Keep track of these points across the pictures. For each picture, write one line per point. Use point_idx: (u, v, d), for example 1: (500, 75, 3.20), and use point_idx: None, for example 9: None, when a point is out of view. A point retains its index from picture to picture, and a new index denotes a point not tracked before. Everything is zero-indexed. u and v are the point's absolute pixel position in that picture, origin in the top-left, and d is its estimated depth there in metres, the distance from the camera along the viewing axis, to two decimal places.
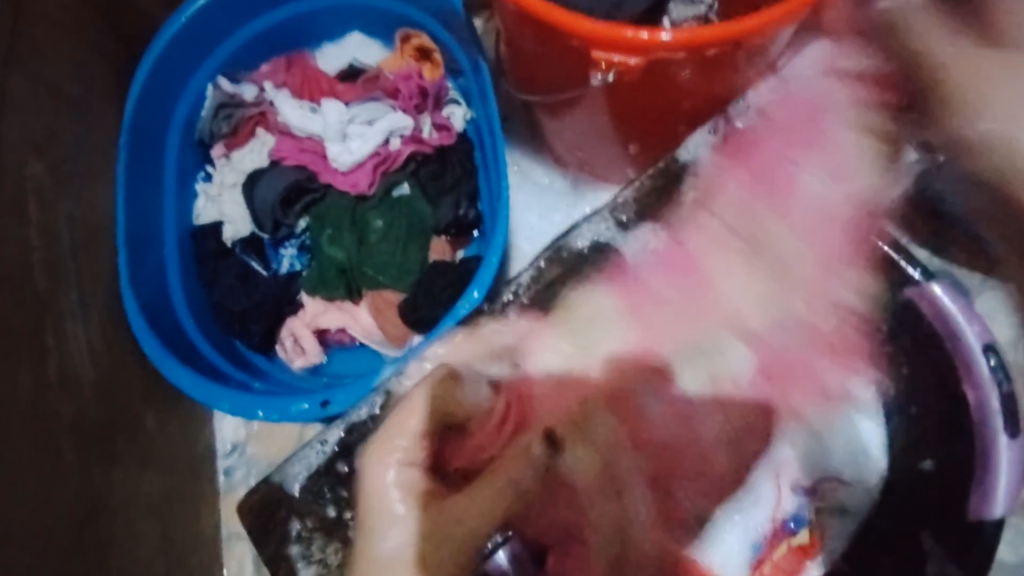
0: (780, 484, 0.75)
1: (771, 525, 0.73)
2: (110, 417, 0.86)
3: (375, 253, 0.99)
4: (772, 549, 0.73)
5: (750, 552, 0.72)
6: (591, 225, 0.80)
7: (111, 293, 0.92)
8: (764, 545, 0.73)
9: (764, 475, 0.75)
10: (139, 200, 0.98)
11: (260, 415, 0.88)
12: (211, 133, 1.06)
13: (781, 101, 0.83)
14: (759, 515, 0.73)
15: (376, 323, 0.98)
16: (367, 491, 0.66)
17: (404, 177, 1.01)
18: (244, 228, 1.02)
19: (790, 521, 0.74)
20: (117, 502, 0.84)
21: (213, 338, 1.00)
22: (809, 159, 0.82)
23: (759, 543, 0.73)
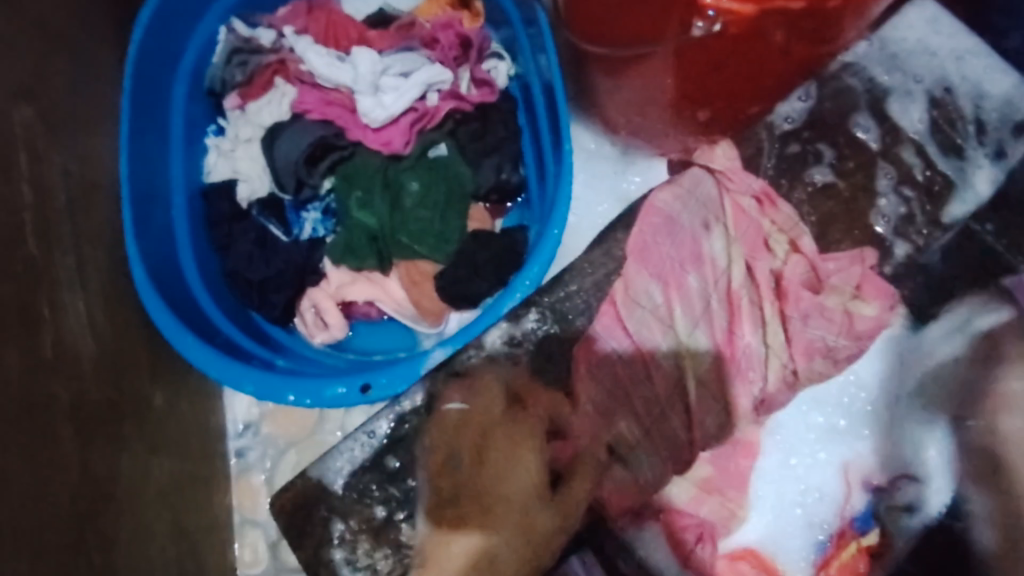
0: (850, 481, 0.77)
1: (837, 523, 0.76)
2: (114, 397, 0.76)
3: (410, 218, 0.89)
4: (839, 549, 0.75)
5: (813, 550, 0.76)
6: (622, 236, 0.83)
7: (115, 260, 0.81)
8: (830, 544, 0.75)
9: (835, 469, 0.78)
10: (144, 153, 0.88)
11: (291, 399, 0.81)
12: (222, 81, 0.94)
13: (886, 65, 0.83)
14: (828, 511, 0.77)
15: (411, 297, 0.90)
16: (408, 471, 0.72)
17: (441, 137, 0.91)
18: (261, 187, 0.91)
19: (858, 520, 0.75)
20: (125, 492, 0.75)
21: (227, 309, 0.91)
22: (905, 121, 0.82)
23: (825, 544, 0.76)
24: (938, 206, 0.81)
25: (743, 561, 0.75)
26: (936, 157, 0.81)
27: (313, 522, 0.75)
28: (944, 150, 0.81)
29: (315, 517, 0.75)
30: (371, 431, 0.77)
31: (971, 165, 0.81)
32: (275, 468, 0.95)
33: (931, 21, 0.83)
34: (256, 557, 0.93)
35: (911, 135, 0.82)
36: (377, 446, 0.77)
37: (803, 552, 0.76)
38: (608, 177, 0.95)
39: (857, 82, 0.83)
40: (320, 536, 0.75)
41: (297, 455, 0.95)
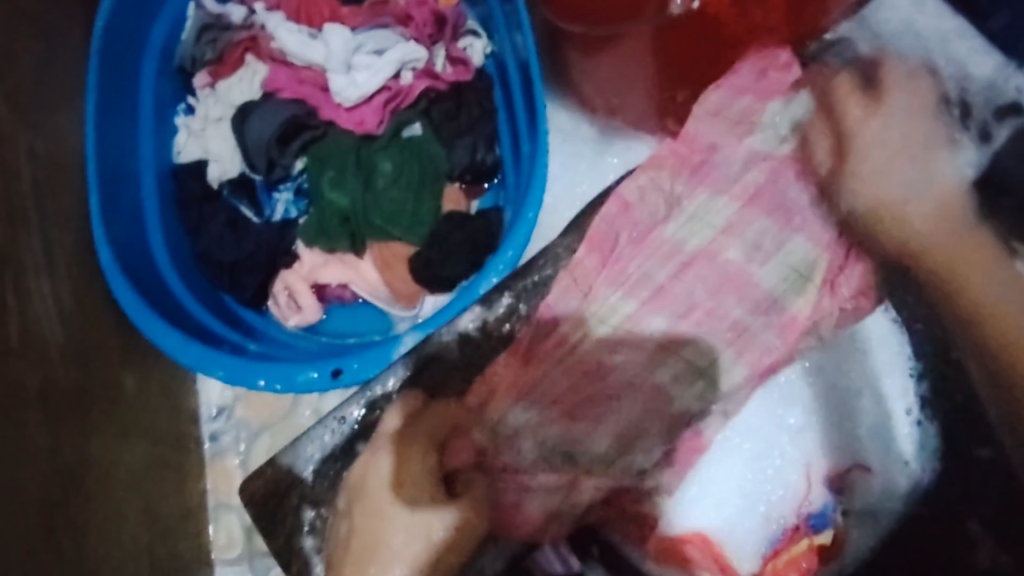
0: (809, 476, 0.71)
1: (793, 519, 0.69)
2: (85, 384, 0.76)
3: (383, 199, 0.88)
4: (791, 543, 0.68)
5: (764, 543, 0.70)
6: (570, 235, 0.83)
7: (82, 241, 0.80)
8: (783, 540, 0.69)
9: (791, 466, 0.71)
10: (112, 133, 0.86)
11: (262, 384, 0.80)
12: (193, 59, 0.92)
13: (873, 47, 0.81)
14: (786, 507, 0.70)
15: (384, 279, 0.88)
16: (359, 475, 0.73)
17: (416, 117, 0.89)
18: (232, 168, 0.90)
19: (814, 517, 0.68)
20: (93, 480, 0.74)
21: (197, 290, 0.89)
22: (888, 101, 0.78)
23: (779, 536, 0.69)
24: (918, 189, 0.74)
25: (691, 544, 0.69)
26: (917, 145, 0.75)
27: (284, 510, 0.74)
28: (928, 136, 0.75)
29: (285, 505, 0.74)
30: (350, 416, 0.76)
31: (958, 149, 0.73)
32: (249, 452, 0.94)
33: (904, 20, 0.80)
34: (231, 541, 0.92)
35: (885, 123, 0.78)
36: (348, 431, 0.76)
37: (754, 544, 0.70)
38: (586, 157, 0.93)
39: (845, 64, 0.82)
40: (290, 525, 0.74)
41: (271, 438, 0.93)
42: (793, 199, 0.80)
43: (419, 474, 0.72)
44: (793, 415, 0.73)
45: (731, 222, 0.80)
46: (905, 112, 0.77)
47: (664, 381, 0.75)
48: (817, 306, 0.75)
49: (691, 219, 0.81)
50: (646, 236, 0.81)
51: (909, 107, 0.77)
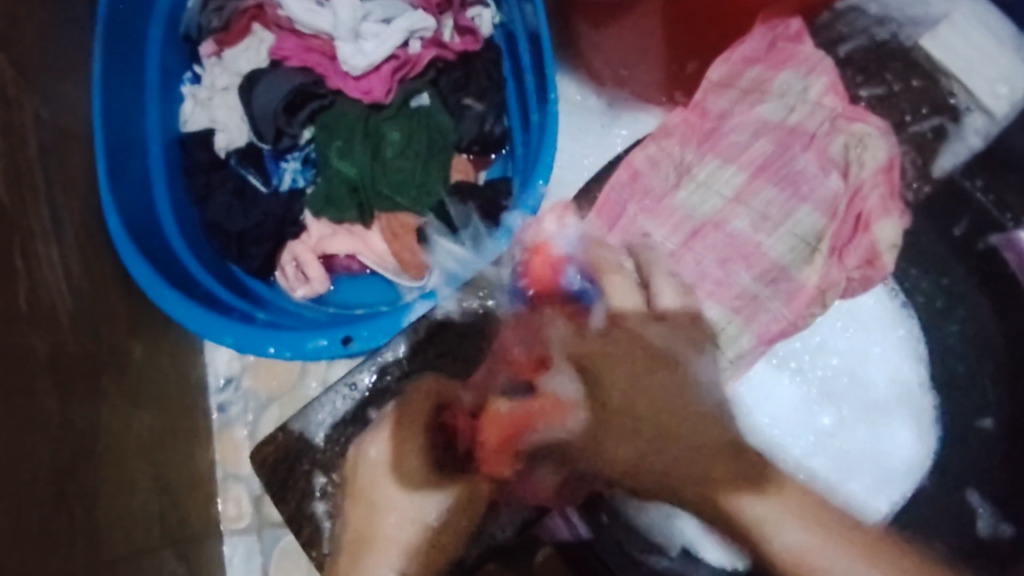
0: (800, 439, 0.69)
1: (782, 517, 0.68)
2: (94, 349, 0.75)
3: (390, 170, 0.88)
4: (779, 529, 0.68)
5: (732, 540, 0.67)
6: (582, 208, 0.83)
7: (89, 209, 0.80)
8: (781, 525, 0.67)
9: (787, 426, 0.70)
10: (118, 101, 0.85)
11: (272, 351, 0.80)
12: (199, 27, 0.93)
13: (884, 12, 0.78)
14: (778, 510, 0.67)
15: (392, 250, 0.88)
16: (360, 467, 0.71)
17: (424, 87, 0.89)
18: (239, 138, 0.90)
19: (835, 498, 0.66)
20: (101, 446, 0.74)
21: (205, 261, 0.89)
22: (899, 67, 0.76)
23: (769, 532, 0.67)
24: (928, 158, 0.73)
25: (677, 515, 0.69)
26: (925, 112, 0.74)
27: (296, 476, 0.74)
28: (933, 96, 0.74)
29: (297, 471, 0.74)
30: (359, 383, 0.76)
31: (965, 119, 0.72)
32: (257, 422, 0.94)
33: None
34: (240, 512, 0.92)
35: (893, 88, 0.75)
36: (358, 398, 0.75)
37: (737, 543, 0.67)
38: (593, 130, 0.91)
39: (857, 36, 0.78)
40: (303, 488, 0.73)
41: (279, 408, 0.94)
42: (801, 170, 0.76)
43: (415, 459, 0.69)
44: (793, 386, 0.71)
45: (741, 189, 0.77)
46: (915, 78, 0.75)
47: (673, 350, 0.71)
48: (825, 274, 0.72)
49: (699, 183, 0.79)
50: (660, 204, 0.80)
51: (919, 71, 0.75)
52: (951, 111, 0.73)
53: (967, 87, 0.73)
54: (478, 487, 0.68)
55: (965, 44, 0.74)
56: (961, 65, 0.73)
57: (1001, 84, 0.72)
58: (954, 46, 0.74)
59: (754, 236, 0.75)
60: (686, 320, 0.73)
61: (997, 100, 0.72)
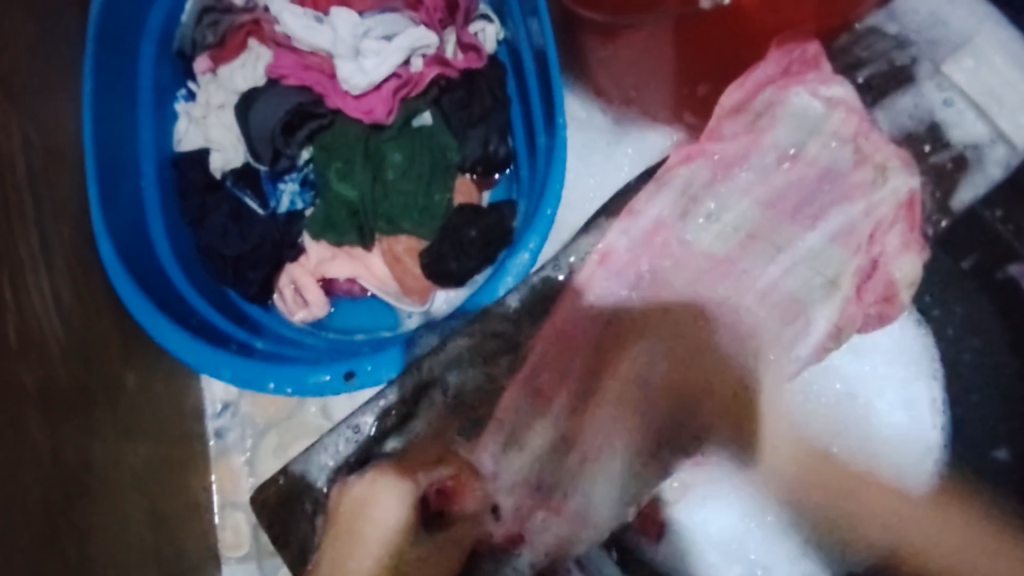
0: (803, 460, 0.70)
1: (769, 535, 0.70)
2: (86, 382, 0.73)
3: (392, 193, 0.85)
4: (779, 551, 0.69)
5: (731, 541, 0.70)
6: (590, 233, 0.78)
7: (80, 234, 0.77)
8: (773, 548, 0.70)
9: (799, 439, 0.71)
10: (110, 120, 0.83)
11: (271, 387, 0.77)
12: (192, 42, 0.89)
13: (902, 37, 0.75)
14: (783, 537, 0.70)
15: (393, 274, 0.86)
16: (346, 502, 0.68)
17: (426, 106, 0.86)
18: (235, 158, 0.87)
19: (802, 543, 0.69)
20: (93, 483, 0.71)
21: (201, 286, 0.86)
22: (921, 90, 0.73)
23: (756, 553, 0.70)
24: (947, 191, 0.71)
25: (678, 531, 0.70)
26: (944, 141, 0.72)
27: (299, 517, 0.70)
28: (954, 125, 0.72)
29: (299, 511, 0.70)
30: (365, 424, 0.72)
31: (984, 151, 0.71)
32: (256, 449, 0.92)
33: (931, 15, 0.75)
34: (238, 539, 0.90)
35: (917, 132, 0.73)
36: (362, 442, 0.71)
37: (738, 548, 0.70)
38: (601, 149, 0.89)
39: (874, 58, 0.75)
40: (304, 528, 0.69)
41: (278, 434, 0.91)
42: (814, 195, 0.74)
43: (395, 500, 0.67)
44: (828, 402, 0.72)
45: (759, 228, 0.75)
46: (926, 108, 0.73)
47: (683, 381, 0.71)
48: (842, 312, 0.72)
49: (731, 228, 0.75)
50: (670, 235, 0.76)
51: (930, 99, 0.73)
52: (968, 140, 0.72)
53: (984, 119, 0.72)
54: (459, 537, 0.67)
55: (985, 71, 0.72)
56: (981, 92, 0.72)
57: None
58: (972, 75, 0.72)
59: (762, 271, 0.74)
60: (690, 354, 0.72)
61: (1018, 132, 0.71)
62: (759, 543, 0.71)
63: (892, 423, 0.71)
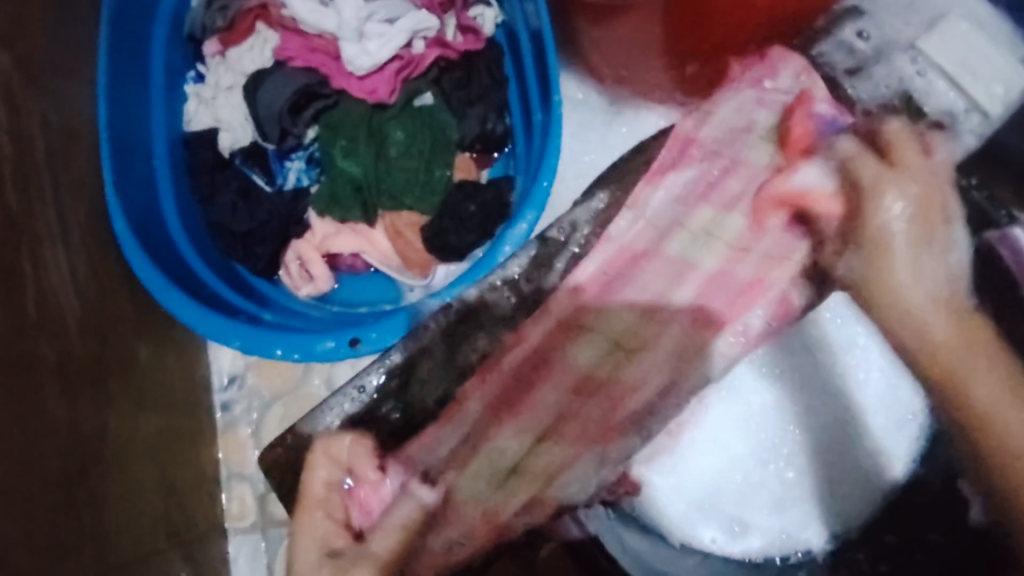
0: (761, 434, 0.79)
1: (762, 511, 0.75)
2: (100, 353, 0.76)
3: (395, 169, 0.88)
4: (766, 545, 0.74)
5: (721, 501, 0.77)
6: (587, 207, 0.83)
7: (95, 212, 0.80)
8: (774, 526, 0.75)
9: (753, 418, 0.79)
10: (124, 102, 0.86)
11: (279, 354, 0.81)
12: (203, 27, 0.93)
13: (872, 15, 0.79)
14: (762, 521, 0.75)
15: (395, 248, 0.89)
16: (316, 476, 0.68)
17: (427, 86, 0.90)
18: (243, 136, 0.91)
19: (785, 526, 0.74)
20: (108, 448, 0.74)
21: (211, 261, 0.89)
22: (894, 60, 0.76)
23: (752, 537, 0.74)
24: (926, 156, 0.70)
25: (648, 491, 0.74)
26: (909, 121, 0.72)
27: (299, 471, 0.72)
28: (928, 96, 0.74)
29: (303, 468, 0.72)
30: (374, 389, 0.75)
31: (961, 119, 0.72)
32: (261, 420, 0.95)
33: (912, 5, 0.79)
34: (244, 510, 0.93)
35: (894, 102, 0.74)
36: (366, 402, 0.74)
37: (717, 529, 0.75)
38: (595, 128, 0.94)
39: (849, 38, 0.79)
40: (307, 452, 0.72)
41: (284, 405, 0.95)
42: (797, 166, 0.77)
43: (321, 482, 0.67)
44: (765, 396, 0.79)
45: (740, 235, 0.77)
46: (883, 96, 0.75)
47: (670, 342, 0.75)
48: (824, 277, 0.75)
49: (705, 234, 0.78)
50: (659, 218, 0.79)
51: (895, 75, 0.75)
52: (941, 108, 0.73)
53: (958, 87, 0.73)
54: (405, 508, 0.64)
55: (954, 42, 0.74)
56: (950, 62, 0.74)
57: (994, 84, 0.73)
58: (942, 44, 0.74)
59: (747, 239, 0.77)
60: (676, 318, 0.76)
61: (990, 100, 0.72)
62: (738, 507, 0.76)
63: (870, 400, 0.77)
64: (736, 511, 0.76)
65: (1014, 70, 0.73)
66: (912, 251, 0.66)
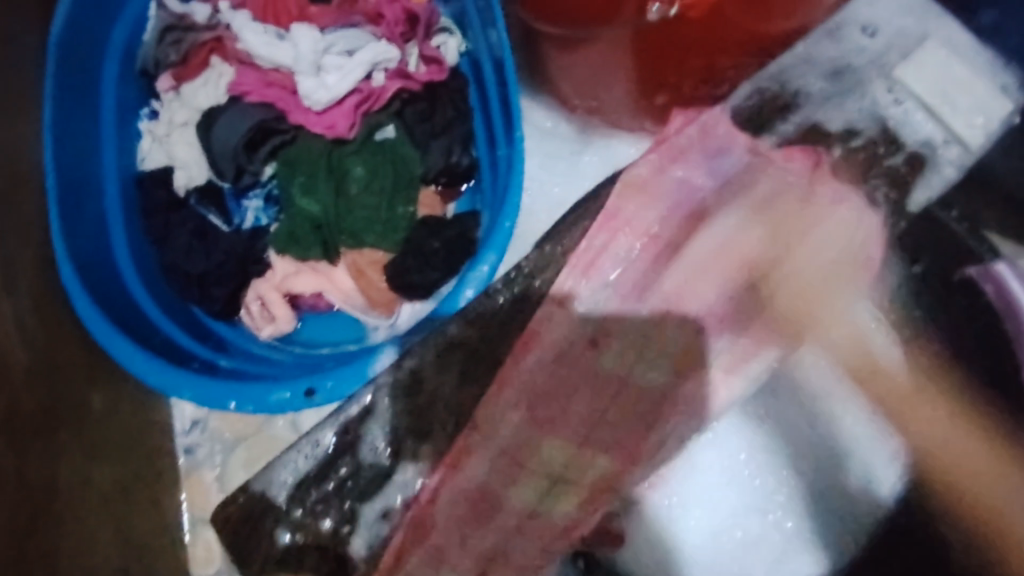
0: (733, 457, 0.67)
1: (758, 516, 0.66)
2: (51, 405, 0.72)
3: (356, 206, 0.86)
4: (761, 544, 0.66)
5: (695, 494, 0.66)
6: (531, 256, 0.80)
7: (44, 256, 0.76)
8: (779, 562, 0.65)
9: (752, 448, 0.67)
10: (73, 141, 0.83)
11: (232, 407, 0.78)
12: (155, 61, 0.89)
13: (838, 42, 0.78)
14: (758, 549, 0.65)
15: (358, 287, 0.86)
16: None
17: (388, 119, 0.87)
18: (199, 175, 0.87)
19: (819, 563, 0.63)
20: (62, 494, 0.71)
21: (166, 305, 0.86)
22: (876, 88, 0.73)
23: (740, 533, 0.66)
24: (904, 192, 0.70)
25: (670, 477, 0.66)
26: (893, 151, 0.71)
27: (257, 535, 0.68)
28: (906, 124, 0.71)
29: (260, 528, 0.68)
30: (346, 471, 0.69)
31: (942, 153, 0.71)
32: (225, 465, 0.92)
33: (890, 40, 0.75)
34: (210, 555, 0.90)
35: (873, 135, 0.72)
36: (323, 456, 0.71)
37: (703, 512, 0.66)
38: (564, 157, 0.93)
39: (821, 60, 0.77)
40: (266, 549, 0.67)
41: (248, 450, 0.91)
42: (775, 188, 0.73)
43: None
44: (745, 453, 0.67)
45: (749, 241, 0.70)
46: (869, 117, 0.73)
47: None
48: None
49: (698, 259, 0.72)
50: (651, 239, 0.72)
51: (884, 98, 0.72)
52: (924, 140, 0.71)
53: (944, 118, 0.71)
54: None
55: (933, 68, 0.72)
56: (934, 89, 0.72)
57: (974, 115, 0.71)
58: (921, 72, 0.72)
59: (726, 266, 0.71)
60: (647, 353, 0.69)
61: (971, 133, 0.71)
62: (784, 509, 0.66)
63: (855, 428, 0.65)
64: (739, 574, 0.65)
65: (994, 99, 0.72)
66: (830, 297, 0.67)
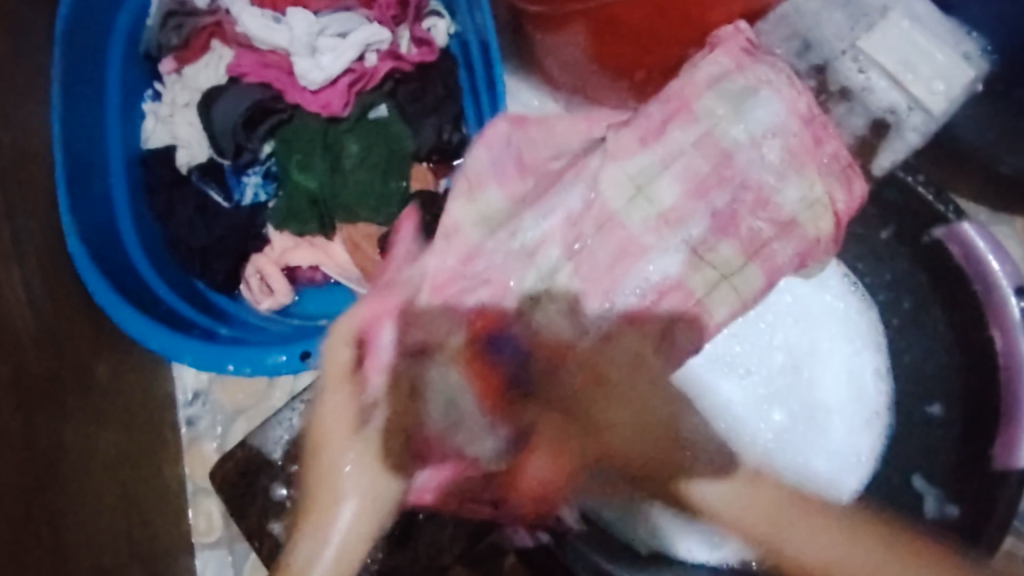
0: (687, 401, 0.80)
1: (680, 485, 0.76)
2: (58, 371, 0.76)
3: (350, 181, 0.89)
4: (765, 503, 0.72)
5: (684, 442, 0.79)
6: None
7: (51, 229, 0.80)
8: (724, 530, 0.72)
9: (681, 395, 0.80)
10: (79, 121, 0.86)
11: (231, 368, 0.82)
12: (158, 46, 0.93)
13: None
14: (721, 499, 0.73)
15: (354, 261, 0.89)
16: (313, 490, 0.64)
17: (381, 99, 0.91)
18: (199, 154, 0.91)
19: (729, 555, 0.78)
20: (331, 471, 0.64)
21: (169, 278, 0.90)
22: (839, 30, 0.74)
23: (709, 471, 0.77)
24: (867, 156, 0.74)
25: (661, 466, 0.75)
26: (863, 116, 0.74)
27: (256, 489, 0.75)
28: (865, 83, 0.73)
29: (256, 485, 0.75)
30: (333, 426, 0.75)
31: (905, 119, 0.73)
32: (226, 434, 0.96)
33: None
34: (210, 526, 0.94)
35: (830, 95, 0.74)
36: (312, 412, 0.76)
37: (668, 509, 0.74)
38: None
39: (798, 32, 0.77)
40: (264, 503, 0.75)
41: (249, 421, 0.96)
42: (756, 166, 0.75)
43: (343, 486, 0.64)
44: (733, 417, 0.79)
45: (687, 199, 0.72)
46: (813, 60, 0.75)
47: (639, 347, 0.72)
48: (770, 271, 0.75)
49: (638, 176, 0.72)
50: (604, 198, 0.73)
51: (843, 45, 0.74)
52: (886, 103, 0.73)
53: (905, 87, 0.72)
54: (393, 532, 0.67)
55: (903, 35, 0.71)
56: (899, 57, 0.71)
57: (937, 80, 0.71)
58: (888, 40, 0.71)
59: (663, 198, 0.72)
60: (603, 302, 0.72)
61: (932, 99, 0.72)
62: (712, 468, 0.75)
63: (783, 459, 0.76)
64: (719, 526, 0.81)
65: (957, 67, 0.72)
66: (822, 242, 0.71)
